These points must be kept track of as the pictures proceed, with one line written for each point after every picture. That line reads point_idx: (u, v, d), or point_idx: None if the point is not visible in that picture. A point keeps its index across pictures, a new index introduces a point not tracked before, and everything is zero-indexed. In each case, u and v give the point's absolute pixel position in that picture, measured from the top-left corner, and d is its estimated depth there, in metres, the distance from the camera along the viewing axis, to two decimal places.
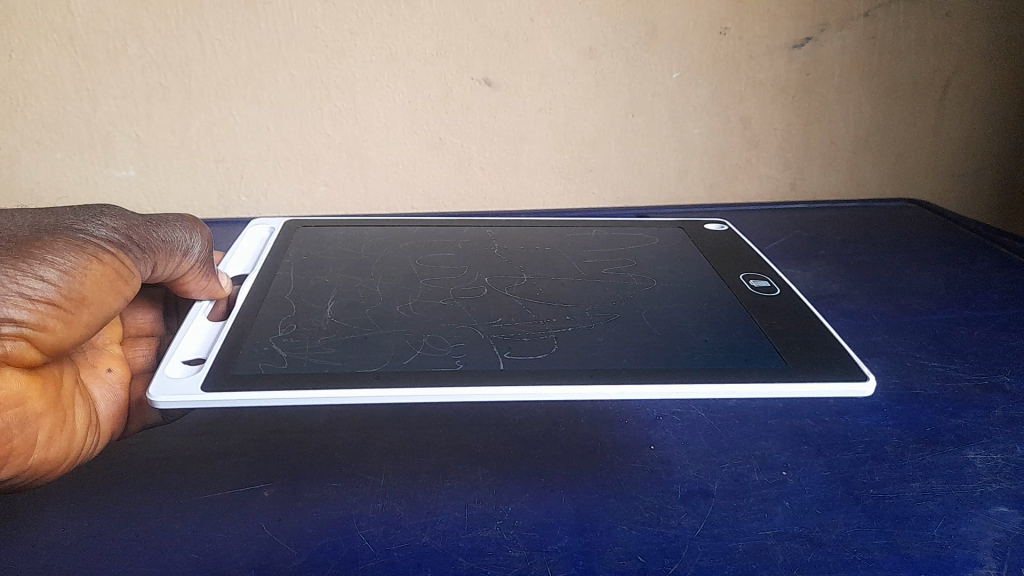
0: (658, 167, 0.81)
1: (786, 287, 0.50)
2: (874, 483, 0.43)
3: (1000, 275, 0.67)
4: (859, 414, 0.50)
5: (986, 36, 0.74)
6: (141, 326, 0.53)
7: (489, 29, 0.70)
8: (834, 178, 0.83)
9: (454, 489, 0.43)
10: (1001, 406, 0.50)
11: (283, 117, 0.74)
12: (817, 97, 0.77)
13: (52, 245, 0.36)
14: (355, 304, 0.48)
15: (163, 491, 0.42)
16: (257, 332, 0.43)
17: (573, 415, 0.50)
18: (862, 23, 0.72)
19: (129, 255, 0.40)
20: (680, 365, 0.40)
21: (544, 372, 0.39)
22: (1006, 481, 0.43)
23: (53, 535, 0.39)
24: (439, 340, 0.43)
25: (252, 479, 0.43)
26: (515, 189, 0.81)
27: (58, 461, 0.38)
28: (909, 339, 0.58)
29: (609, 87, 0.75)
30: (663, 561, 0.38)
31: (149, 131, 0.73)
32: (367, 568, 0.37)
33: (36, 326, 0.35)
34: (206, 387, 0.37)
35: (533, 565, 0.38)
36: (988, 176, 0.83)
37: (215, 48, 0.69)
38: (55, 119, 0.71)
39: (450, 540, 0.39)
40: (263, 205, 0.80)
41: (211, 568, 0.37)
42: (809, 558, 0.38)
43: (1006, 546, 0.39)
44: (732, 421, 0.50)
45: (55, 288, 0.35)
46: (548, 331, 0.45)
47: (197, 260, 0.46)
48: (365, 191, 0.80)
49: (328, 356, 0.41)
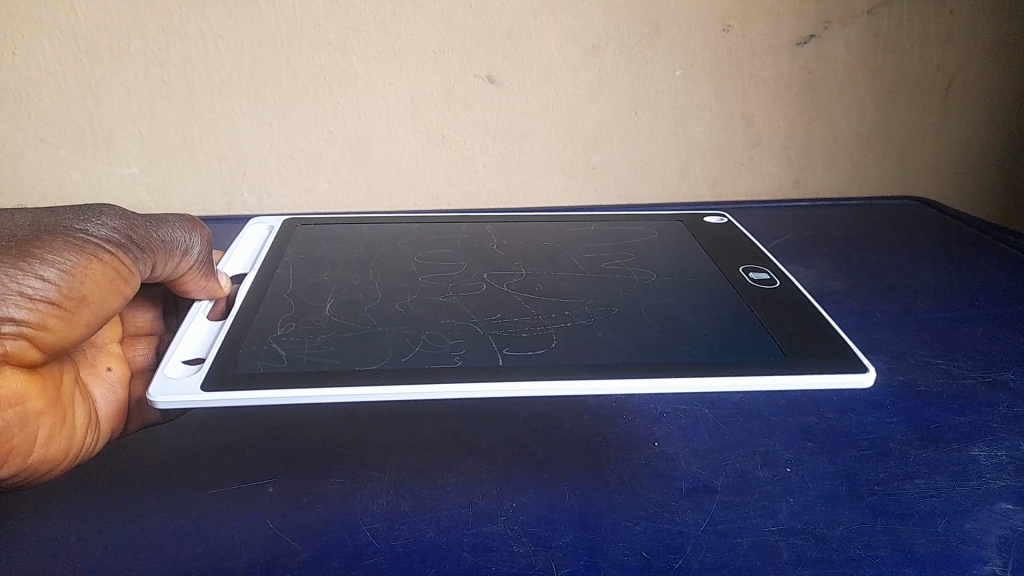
0: (661, 164, 0.80)
1: (785, 280, 0.50)
2: (878, 480, 0.43)
3: (1005, 272, 0.67)
4: (863, 411, 0.50)
5: (990, 34, 0.74)
6: (140, 325, 0.53)
7: (491, 26, 0.70)
8: (838, 175, 0.83)
9: (459, 485, 0.43)
10: (1006, 403, 0.50)
11: (286, 115, 0.74)
12: (820, 94, 0.76)
13: (52, 244, 0.36)
14: (354, 301, 0.49)
15: (166, 487, 0.42)
16: (257, 331, 0.43)
17: (577, 411, 0.50)
18: (865, 21, 0.72)
19: (129, 255, 0.40)
20: (680, 360, 0.40)
21: (546, 367, 0.39)
22: (1011, 478, 0.43)
23: (58, 531, 0.39)
24: (439, 338, 0.43)
25: (257, 476, 0.43)
26: (518, 187, 0.81)
27: (58, 459, 0.38)
28: (913, 336, 0.58)
29: (611, 84, 0.74)
30: (668, 557, 0.38)
31: (152, 129, 0.73)
32: (372, 563, 0.37)
33: (36, 325, 0.35)
34: (206, 386, 0.37)
35: (537, 561, 0.38)
36: (993, 173, 0.83)
37: (217, 46, 0.69)
38: (59, 117, 0.71)
39: (454, 535, 0.39)
40: (266, 202, 0.80)
41: (216, 564, 0.37)
42: (813, 555, 0.38)
43: (1010, 543, 0.39)
44: (736, 417, 0.50)
45: (55, 287, 0.35)
46: (547, 327, 0.45)
47: (197, 260, 0.46)
48: (368, 189, 0.80)
49: (327, 354, 0.41)
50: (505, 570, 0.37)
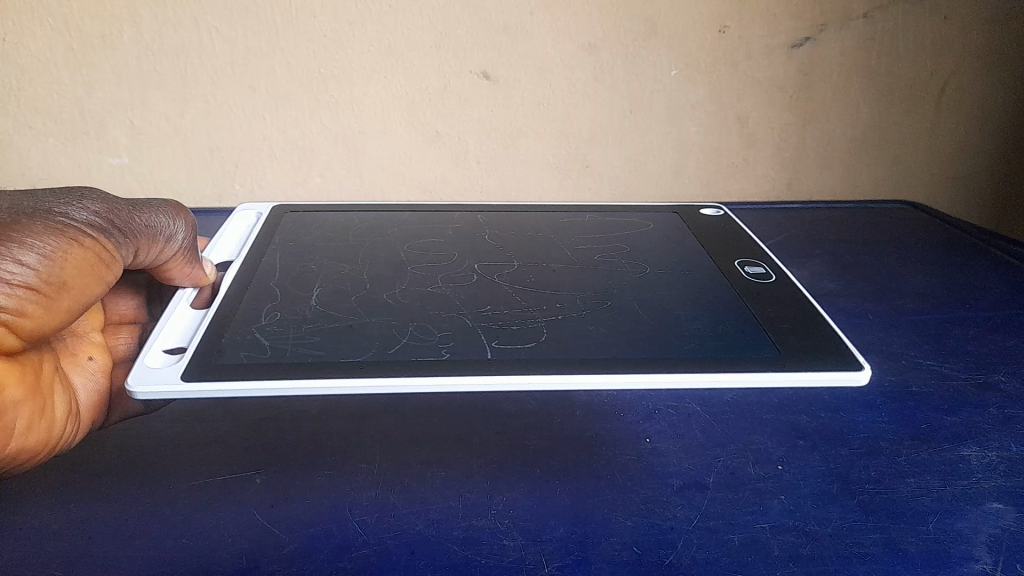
0: (657, 161, 0.80)
1: (781, 272, 0.50)
2: (869, 479, 0.43)
3: (996, 276, 0.67)
4: (855, 410, 0.49)
5: (985, 38, 0.73)
6: (123, 313, 0.52)
7: (489, 22, 0.70)
8: (832, 176, 0.83)
9: (449, 479, 0.43)
10: (997, 404, 0.50)
11: (279, 108, 0.73)
12: (815, 98, 0.76)
13: (31, 228, 0.35)
14: (341, 291, 0.48)
15: (152, 478, 0.41)
16: (241, 321, 0.43)
17: (570, 407, 0.50)
18: (861, 25, 0.72)
19: (110, 240, 0.40)
20: (668, 354, 0.40)
21: (538, 361, 0.39)
22: (1001, 478, 0.43)
23: (41, 520, 0.38)
24: (425, 328, 0.43)
25: (244, 467, 0.43)
26: (512, 183, 0.81)
27: (36, 450, 0.37)
28: (906, 339, 0.58)
29: (607, 83, 0.74)
30: (659, 553, 0.38)
31: (143, 118, 0.73)
32: (360, 556, 0.37)
33: (14, 311, 0.34)
34: (186, 376, 0.36)
35: (527, 555, 0.37)
36: (985, 179, 0.83)
37: (212, 36, 0.69)
38: (47, 104, 0.70)
39: (444, 528, 0.39)
40: (257, 195, 0.79)
41: (200, 557, 0.36)
42: (804, 552, 0.38)
43: (1001, 543, 0.39)
44: (727, 415, 0.49)
45: (35, 273, 0.35)
46: (536, 320, 0.44)
47: (181, 247, 0.45)
48: (361, 182, 0.79)
49: (311, 346, 0.40)
50: (495, 563, 0.37)
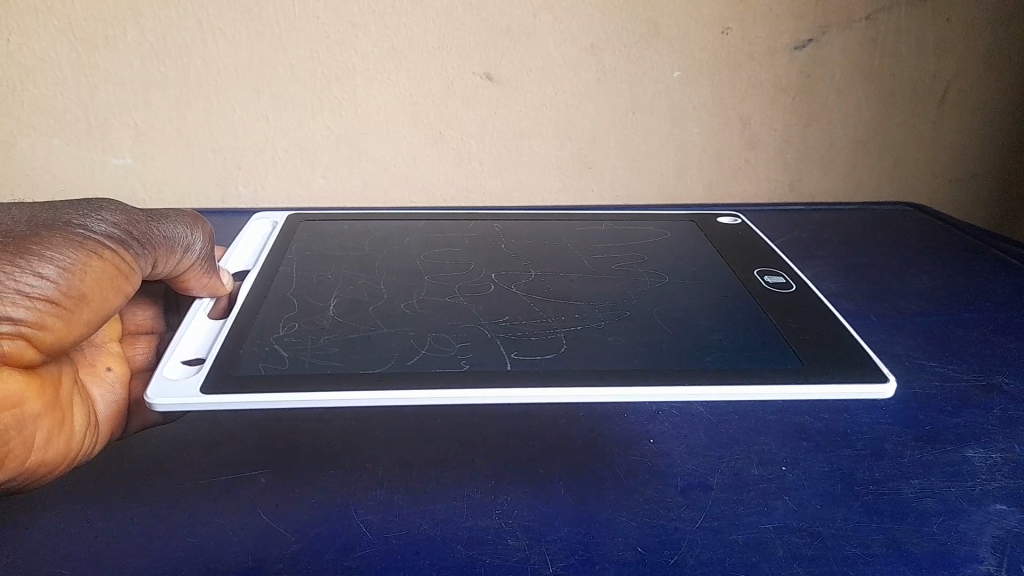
0: (660, 162, 0.80)
1: (801, 283, 0.50)
2: (874, 479, 0.43)
3: (998, 277, 0.67)
4: (859, 411, 0.50)
5: (986, 39, 0.74)
6: (140, 324, 0.52)
7: (491, 23, 0.70)
8: (835, 179, 0.83)
9: (454, 481, 0.43)
10: (1001, 406, 0.50)
11: (282, 110, 0.73)
12: (817, 99, 0.76)
13: (51, 241, 0.35)
14: (358, 301, 0.48)
15: (158, 480, 0.41)
16: (259, 331, 0.43)
17: (576, 410, 0.50)
18: (863, 26, 0.72)
19: (129, 252, 0.40)
20: (683, 366, 0.40)
21: (555, 373, 0.39)
22: (1004, 479, 0.43)
23: (48, 521, 0.38)
24: (443, 340, 0.43)
25: (246, 467, 0.43)
26: (514, 184, 0.81)
27: (56, 463, 0.37)
28: (908, 340, 0.58)
29: (610, 84, 0.74)
30: (663, 553, 0.38)
31: (147, 119, 0.72)
32: (364, 556, 0.37)
33: (34, 325, 0.34)
34: (204, 388, 0.36)
35: (532, 556, 0.37)
36: (988, 181, 0.83)
37: (215, 37, 0.68)
38: (51, 105, 0.70)
39: (448, 529, 0.39)
40: (260, 196, 0.79)
41: (205, 558, 0.36)
42: (808, 552, 0.38)
43: (1006, 544, 0.39)
44: (731, 416, 0.50)
45: (54, 286, 0.35)
46: (556, 331, 0.44)
47: (198, 258, 0.45)
48: (363, 183, 0.79)
49: (329, 357, 0.40)
50: (499, 562, 0.37)
